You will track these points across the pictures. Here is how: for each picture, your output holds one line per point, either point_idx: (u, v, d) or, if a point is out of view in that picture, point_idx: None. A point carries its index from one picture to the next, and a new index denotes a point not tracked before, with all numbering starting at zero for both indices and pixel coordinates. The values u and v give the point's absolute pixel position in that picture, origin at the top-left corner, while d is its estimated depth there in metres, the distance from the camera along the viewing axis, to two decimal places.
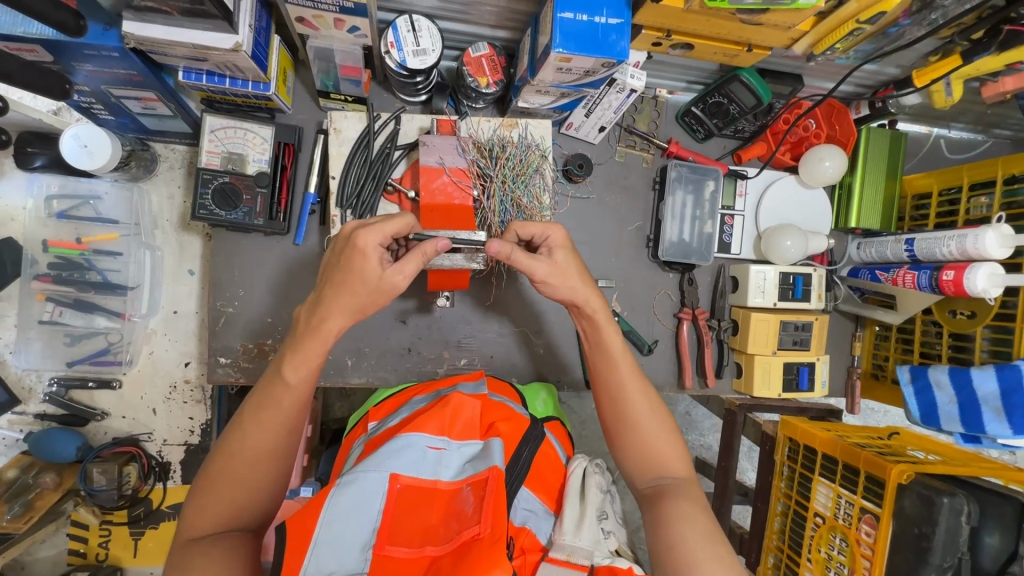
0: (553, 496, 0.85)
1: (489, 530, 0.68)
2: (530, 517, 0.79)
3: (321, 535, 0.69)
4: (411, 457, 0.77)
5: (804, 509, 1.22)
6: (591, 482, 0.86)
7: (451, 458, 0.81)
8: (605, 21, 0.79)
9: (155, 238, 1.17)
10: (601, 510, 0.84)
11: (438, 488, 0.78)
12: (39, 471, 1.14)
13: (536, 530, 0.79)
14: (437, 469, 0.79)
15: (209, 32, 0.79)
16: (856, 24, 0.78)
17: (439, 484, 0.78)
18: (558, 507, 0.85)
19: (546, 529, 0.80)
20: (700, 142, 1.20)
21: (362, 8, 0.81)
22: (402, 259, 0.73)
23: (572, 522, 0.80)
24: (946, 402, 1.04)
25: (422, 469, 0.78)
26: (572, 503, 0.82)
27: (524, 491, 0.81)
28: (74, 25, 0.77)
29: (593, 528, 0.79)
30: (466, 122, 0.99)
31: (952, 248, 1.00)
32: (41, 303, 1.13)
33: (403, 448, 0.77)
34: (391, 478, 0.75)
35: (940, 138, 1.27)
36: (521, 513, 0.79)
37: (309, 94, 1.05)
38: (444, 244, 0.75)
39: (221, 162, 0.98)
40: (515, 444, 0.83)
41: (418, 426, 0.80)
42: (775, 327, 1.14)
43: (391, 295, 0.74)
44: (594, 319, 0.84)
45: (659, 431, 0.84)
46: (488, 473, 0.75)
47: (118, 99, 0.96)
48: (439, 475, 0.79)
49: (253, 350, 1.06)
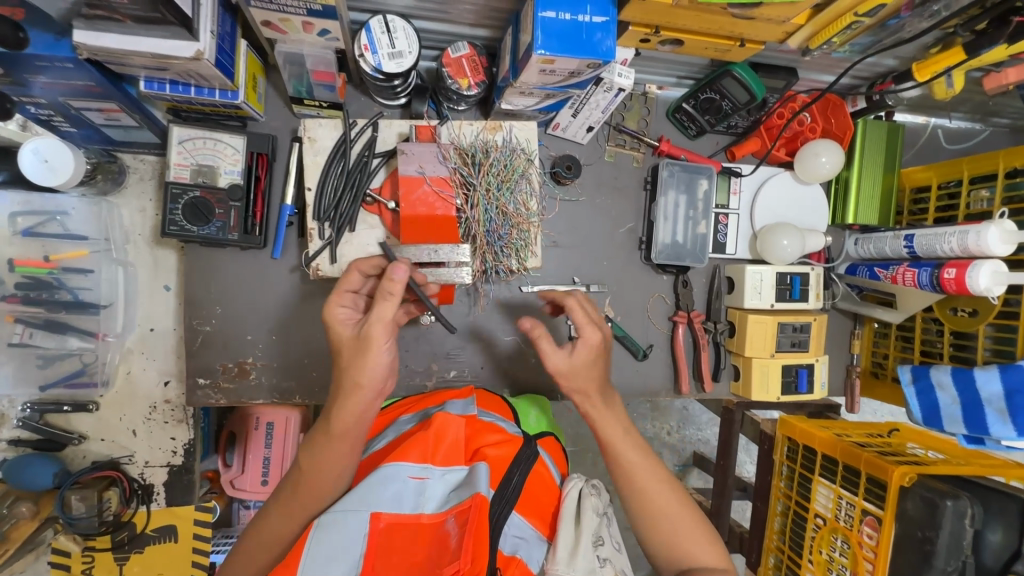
0: (546, 521, 0.81)
1: (469, 566, 0.65)
2: (520, 545, 0.76)
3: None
4: (391, 489, 0.73)
5: (804, 510, 1.18)
6: (586, 504, 0.82)
7: (435, 488, 0.76)
8: (590, 19, 0.75)
9: (127, 254, 1.13)
10: (596, 536, 0.79)
11: (421, 522, 0.73)
12: (15, 500, 1.10)
13: (528, 558, 0.76)
14: (420, 502, 0.75)
15: (168, 40, 0.74)
16: (854, 17, 0.74)
17: (422, 516, 0.73)
18: (553, 532, 0.81)
19: (539, 557, 0.77)
20: (692, 139, 1.15)
21: (332, 10, 0.76)
22: (378, 307, 0.70)
23: (566, 549, 0.76)
24: (949, 403, 1.02)
25: (403, 502, 0.73)
26: (566, 527, 0.79)
27: (514, 516, 0.77)
28: (15, 38, 0.71)
29: (588, 554, 0.75)
30: (446, 128, 0.93)
31: (952, 245, 0.96)
32: (10, 326, 1.05)
33: (382, 482, 0.73)
34: (373, 516, 0.71)
35: (938, 129, 1.24)
36: (510, 541, 0.76)
37: (282, 100, 1.00)
38: (399, 269, 0.69)
39: (190, 175, 0.94)
40: (505, 468, 0.79)
41: (400, 454, 0.76)
42: (772, 329, 1.11)
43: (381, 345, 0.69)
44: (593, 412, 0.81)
45: (678, 511, 0.80)
46: (470, 502, 0.71)
47: (78, 111, 0.91)
48: (422, 507, 0.74)
49: (234, 369, 1.02)
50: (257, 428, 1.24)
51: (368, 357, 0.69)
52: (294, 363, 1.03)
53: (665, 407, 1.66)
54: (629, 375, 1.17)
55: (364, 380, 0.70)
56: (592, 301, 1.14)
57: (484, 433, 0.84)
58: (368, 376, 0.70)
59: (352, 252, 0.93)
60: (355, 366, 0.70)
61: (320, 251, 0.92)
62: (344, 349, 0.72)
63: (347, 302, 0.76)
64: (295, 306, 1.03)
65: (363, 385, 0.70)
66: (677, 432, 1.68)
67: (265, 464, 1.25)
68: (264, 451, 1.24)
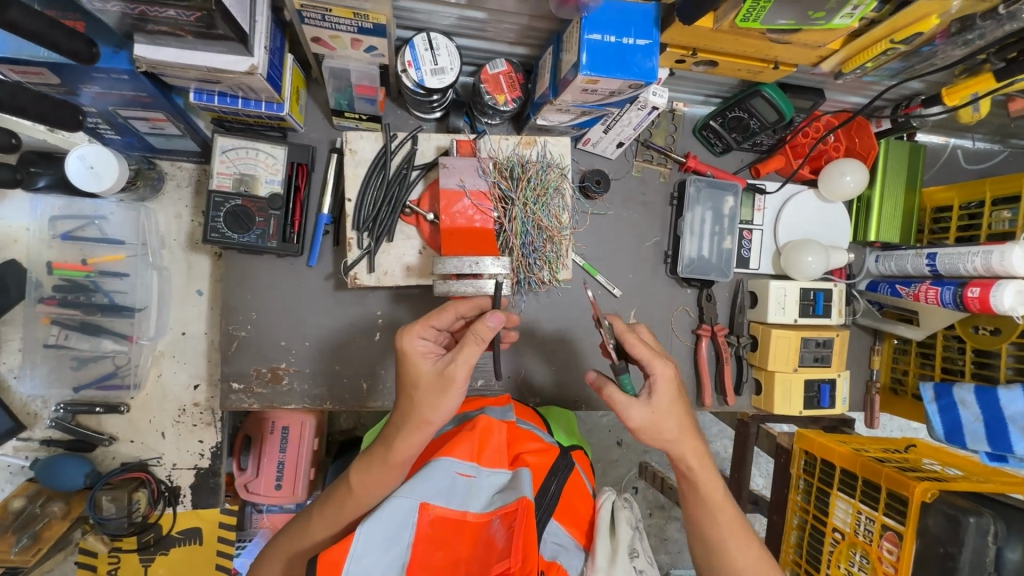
0: (582, 529, 0.88)
1: (519, 564, 0.70)
2: (559, 552, 0.82)
3: (351, 568, 0.72)
4: (442, 487, 0.81)
5: (822, 524, 1.17)
6: (620, 516, 0.89)
7: (480, 489, 0.84)
8: (633, 42, 0.77)
9: (162, 258, 1.15)
10: (631, 548, 0.86)
11: (467, 520, 0.80)
12: (47, 500, 1.13)
13: (566, 564, 0.81)
14: (466, 500, 0.82)
15: (224, 55, 0.77)
16: (889, 44, 0.78)
17: (467, 516, 0.80)
18: (588, 541, 0.88)
19: (576, 564, 0.83)
20: (718, 156, 1.18)
21: (381, 28, 0.79)
22: (467, 352, 0.75)
23: (604, 558, 0.83)
24: (971, 420, 1.04)
25: (453, 499, 0.81)
26: (602, 538, 0.85)
27: (553, 523, 0.84)
28: (88, 54, 0.72)
29: (627, 564, 0.82)
30: (485, 142, 0.97)
31: (976, 263, 0.98)
32: (47, 327, 1.09)
33: (436, 482, 0.81)
34: (423, 507, 0.78)
35: (958, 149, 1.25)
36: (550, 546, 0.82)
37: (322, 112, 1.02)
38: (494, 320, 0.74)
39: (232, 184, 0.96)
40: (544, 475, 0.86)
41: (450, 451, 0.85)
42: (796, 344, 1.13)
43: (456, 389, 0.76)
44: (690, 471, 0.85)
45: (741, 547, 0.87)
46: (517, 504, 0.76)
47: (125, 119, 0.93)
48: (468, 506, 0.81)
49: (267, 374, 1.03)
50: (272, 432, 1.20)
51: (446, 398, 0.77)
52: (325, 369, 1.05)
53: None
54: None
55: (434, 420, 0.77)
56: (617, 312, 1.16)
57: (524, 440, 0.91)
58: (439, 414, 0.77)
59: (388, 262, 0.97)
60: (431, 402, 0.77)
61: (358, 260, 0.96)
62: (421, 384, 0.77)
63: (427, 334, 0.80)
64: (327, 313, 1.05)
65: (432, 423, 0.78)
66: None
67: (279, 469, 1.20)
68: (278, 455, 1.20)
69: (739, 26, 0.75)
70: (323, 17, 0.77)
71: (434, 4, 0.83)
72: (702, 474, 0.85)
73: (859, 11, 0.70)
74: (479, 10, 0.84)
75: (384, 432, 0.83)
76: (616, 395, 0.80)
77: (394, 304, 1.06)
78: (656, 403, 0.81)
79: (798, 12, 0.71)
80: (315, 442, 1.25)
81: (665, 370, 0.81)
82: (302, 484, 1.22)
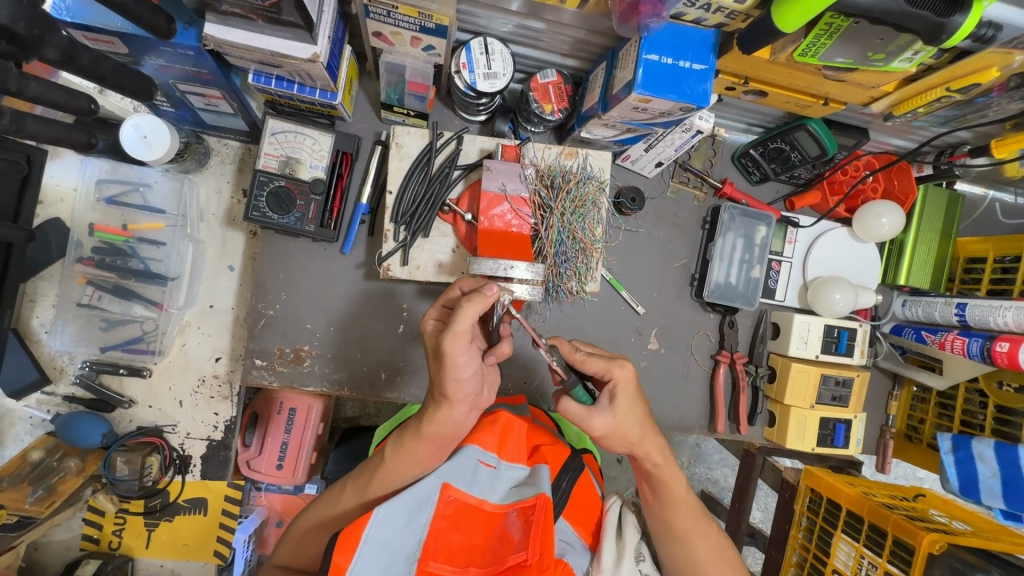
0: (590, 530, 0.88)
1: (536, 558, 0.71)
2: (566, 550, 0.82)
3: (371, 535, 0.73)
4: (464, 471, 0.82)
5: (822, 565, 1.14)
6: (627, 520, 0.89)
7: (499, 482, 0.83)
8: (689, 66, 0.78)
9: (199, 231, 1.17)
10: (638, 549, 0.86)
11: (484, 509, 0.80)
12: (63, 454, 1.16)
13: (572, 563, 0.82)
14: (484, 489, 0.82)
15: (288, 41, 0.78)
16: (945, 92, 0.78)
17: (485, 505, 0.80)
18: (595, 543, 0.88)
19: (582, 564, 0.83)
20: (754, 185, 1.19)
21: (442, 29, 0.81)
22: (460, 315, 0.69)
23: (611, 558, 0.83)
24: (987, 476, 1.03)
25: (472, 485, 0.82)
26: (609, 539, 0.85)
27: (563, 521, 0.85)
28: (166, 29, 0.75)
29: (632, 566, 0.82)
30: (531, 149, 0.99)
31: (1007, 318, 0.97)
32: (82, 287, 1.13)
33: (460, 466, 0.82)
34: (444, 487, 0.80)
35: (996, 201, 1.24)
36: (560, 544, 0.83)
37: (370, 105, 1.05)
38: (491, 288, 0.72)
39: (277, 165, 0.98)
40: (557, 470, 0.86)
41: (473, 440, 0.86)
42: (815, 380, 1.12)
43: (462, 367, 0.71)
44: (655, 472, 0.82)
45: (704, 537, 0.87)
46: (535, 500, 0.76)
47: (182, 93, 0.96)
48: (486, 496, 0.81)
49: (290, 354, 1.05)
50: (280, 412, 1.22)
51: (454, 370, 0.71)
52: (346, 357, 1.06)
53: (679, 442, 1.64)
54: (665, 408, 1.17)
55: (451, 394, 0.73)
56: (639, 328, 1.16)
57: (541, 434, 0.92)
58: (454, 390, 0.73)
59: (421, 257, 0.98)
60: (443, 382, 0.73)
61: (393, 252, 0.97)
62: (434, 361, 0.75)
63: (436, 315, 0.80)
64: (354, 300, 1.06)
65: (452, 399, 0.74)
66: (688, 468, 1.65)
67: (282, 450, 1.22)
68: (283, 435, 1.22)
69: (796, 60, 0.76)
70: (388, 13, 0.79)
71: (494, 10, 0.85)
72: (669, 476, 0.82)
73: (919, 57, 0.71)
74: (537, 20, 0.86)
75: (421, 408, 0.81)
76: (572, 408, 0.75)
77: (419, 299, 1.07)
78: (619, 410, 0.74)
79: (857, 52, 0.72)
80: (320, 427, 1.27)
81: (625, 373, 0.74)
82: (303, 466, 1.23)
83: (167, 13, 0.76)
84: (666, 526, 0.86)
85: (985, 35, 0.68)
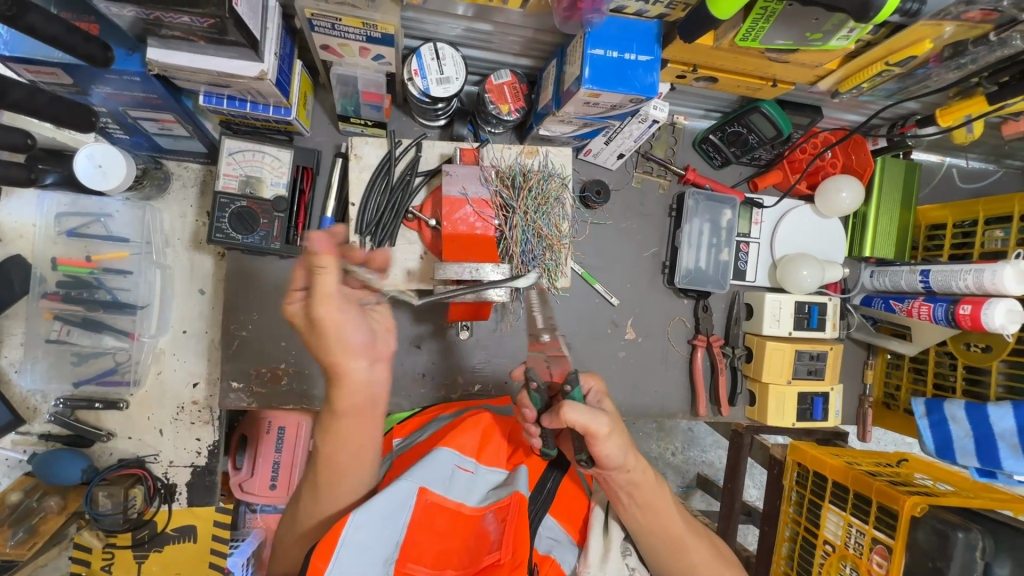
0: (578, 525, 0.88)
1: (509, 556, 0.72)
2: (554, 546, 0.83)
3: (348, 538, 0.68)
4: (442, 475, 0.80)
5: (813, 536, 1.16)
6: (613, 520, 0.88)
7: (476, 484, 0.83)
8: (635, 58, 0.79)
9: (165, 257, 1.16)
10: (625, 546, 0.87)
11: (462, 512, 0.79)
12: (43, 494, 1.14)
13: (560, 559, 0.82)
14: (462, 493, 0.81)
15: (234, 60, 0.78)
16: (885, 66, 0.80)
17: (463, 508, 0.79)
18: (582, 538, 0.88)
19: (570, 559, 0.84)
20: (717, 169, 1.20)
21: (388, 38, 0.81)
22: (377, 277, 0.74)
23: (598, 554, 0.83)
24: (962, 436, 1.05)
25: (451, 489, 0.80)
26: (597, 534, 0.85)
27: (548, 519, 0.85)
28: (103, 57, 0.74)
29: (618, 562, 0.84)
30: (489, 150, 0.99)
31: (968, 282, 0.99)
32: (48, 322, 1.10)
33: (436, 470, 0.79)
34: (421, 491, 0.76)
35: (952, 168, 1.27)
36: (545, 541, 0.84)
37: (328, 116, 1.05)
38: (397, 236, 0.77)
39: (238, 186, 0.97)
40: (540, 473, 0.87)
41: (451, 443, 0.85)
42: (790, 356, 1.14)
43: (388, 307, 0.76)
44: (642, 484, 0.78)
45: (695, 543, 0.85)
46: (511, 499, 0.77)
47: (135, 119, 0.94)
48: (465, 499, 0.80)
49: (267, 374, 1.05)
50: (268, 432, 1.21)
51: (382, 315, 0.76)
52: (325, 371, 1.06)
53: (670, 428, 1.66)
54: (648, 396, 1.19)
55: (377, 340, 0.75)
56: (615, 320, 1.17)
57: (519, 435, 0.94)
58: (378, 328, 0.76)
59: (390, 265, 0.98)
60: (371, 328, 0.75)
61: None
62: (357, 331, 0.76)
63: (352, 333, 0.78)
64: None
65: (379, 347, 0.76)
66: (682, 453, 1.67)
67: (273, 470, 1.21)
68: (272, 455, 1.21)
69: (738, 45, 0.77)
70: (333, 26, 0.79)
71: (441, 16, 0.85)
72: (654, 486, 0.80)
73: (855, 33, 0.72)
74: (484, 23, 0.86)
75: None
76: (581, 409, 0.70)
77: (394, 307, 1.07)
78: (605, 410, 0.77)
79: (796, 33, 0.73)
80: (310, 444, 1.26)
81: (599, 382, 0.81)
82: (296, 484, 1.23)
83: (103, 41, 0.75)
84: (663, 537, 0.83)
85: (911, 9, 0.70)
